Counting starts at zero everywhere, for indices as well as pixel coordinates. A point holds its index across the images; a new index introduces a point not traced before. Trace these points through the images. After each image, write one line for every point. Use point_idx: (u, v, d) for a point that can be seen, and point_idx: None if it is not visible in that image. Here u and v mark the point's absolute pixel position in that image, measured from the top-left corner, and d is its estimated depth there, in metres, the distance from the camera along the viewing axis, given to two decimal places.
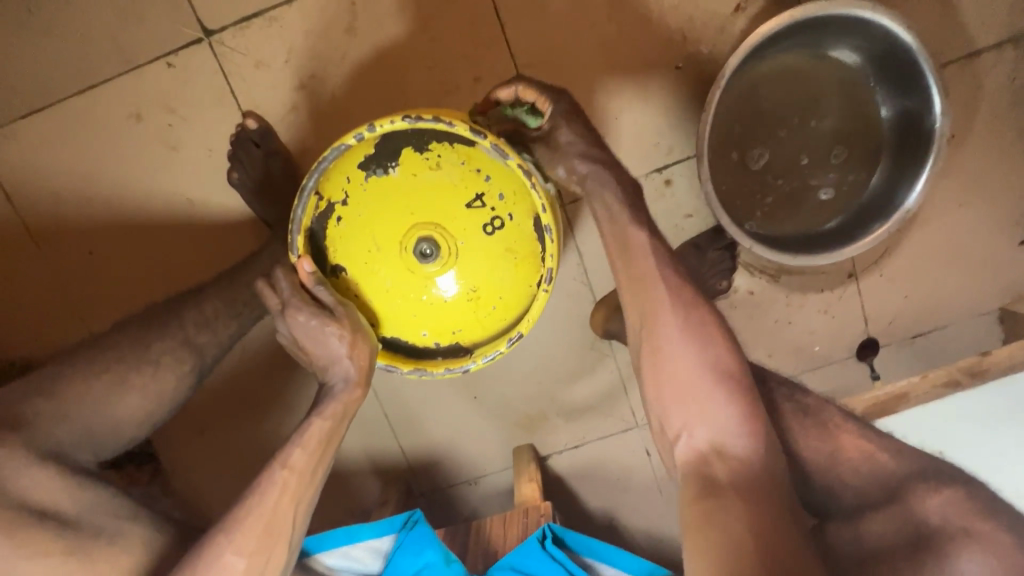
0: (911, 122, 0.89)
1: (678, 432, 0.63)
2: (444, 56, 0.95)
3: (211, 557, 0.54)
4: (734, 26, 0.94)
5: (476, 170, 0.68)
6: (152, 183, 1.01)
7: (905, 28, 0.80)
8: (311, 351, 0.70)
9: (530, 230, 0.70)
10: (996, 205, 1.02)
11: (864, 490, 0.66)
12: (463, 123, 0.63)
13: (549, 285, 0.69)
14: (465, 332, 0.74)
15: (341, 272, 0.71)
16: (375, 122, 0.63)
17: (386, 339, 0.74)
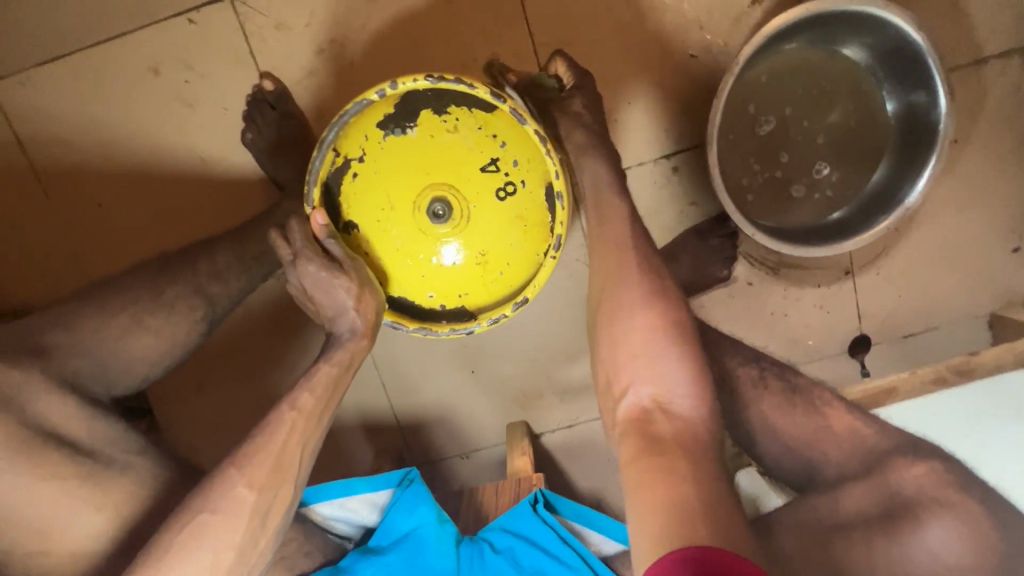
0: (915, 123, 0.91)
1: (625, 389, 0.60)
2: (464, 30, 0.97)
3: (220, 489, 0.56)
4: (751, 18, 0.96)
5: (492, 136, 0.69)
6: (165, 138, 1.02)
7: (914, 27, 0.81)
8: (321, 300, 0.72)
9: (542, 197, 0.71)
10: (992, 212, 1.05)
11: (844, 464, 0.66)
12: (485, 86, 0.65)
13: (556, 252, 0.71)
14: (471, 295, 0.75)
15: (352, 229, 0.73)
16: (398, 79, 0.64)
17: (393, 298, 0.75)
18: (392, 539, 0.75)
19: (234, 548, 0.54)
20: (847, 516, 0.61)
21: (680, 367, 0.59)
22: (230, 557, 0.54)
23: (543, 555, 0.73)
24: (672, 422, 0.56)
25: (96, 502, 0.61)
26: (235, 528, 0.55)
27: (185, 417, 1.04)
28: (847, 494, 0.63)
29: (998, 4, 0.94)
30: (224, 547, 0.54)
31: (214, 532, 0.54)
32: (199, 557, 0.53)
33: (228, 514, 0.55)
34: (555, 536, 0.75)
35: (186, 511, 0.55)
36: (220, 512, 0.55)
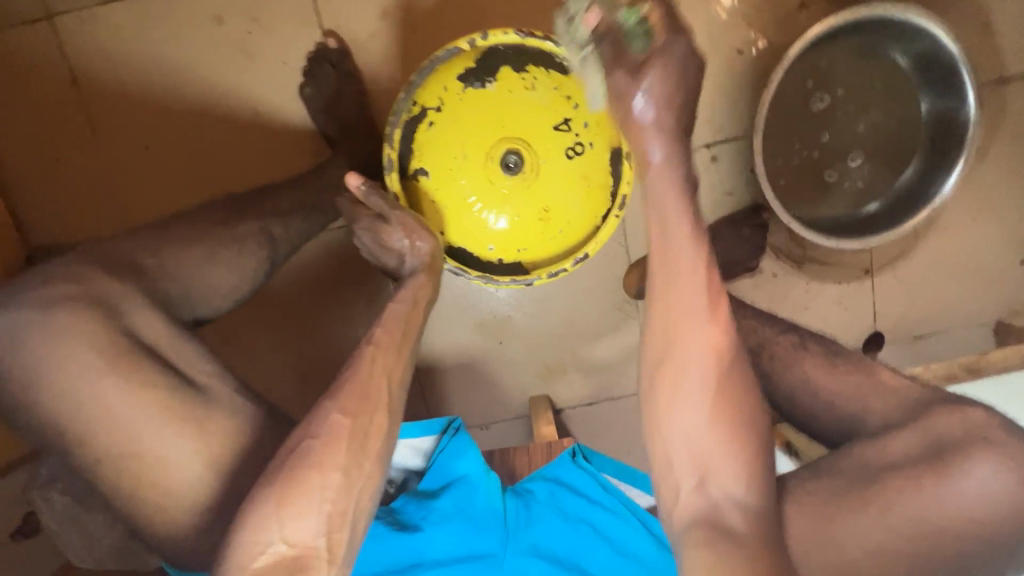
0: (944, 127, 0.98)
1: (688, 474, 0.55)
2: (526, 7, 1.01)
3: (322, 415, 0.59)
4: (796, 21, 1.01)
5: (567, 96, 0.73)
6: (223, 87, 1.04)
7: (948, 34, 0.89)
8: (386, 238, 0.73)
9: (608, 159, 0.75)
10: (1005, 223, 1.11)
11: (890, 415, 0.64)
12: (571, 46, 0.68)
13: (620, 212, 0.74)
14: (529, 251, 0.78)
15: (421, 175, 0.75)
16: (488, 32, 0.67)
17: (452, 249, 0.77)
18: (441, 484, 0.75)
19: (340, 467, 0.56)
20: (890, 460, 0.59)
21: (739, 446, 0.55)
22: (338, 477, 0.56)
23: (587, 501, 0.74)
24: (745, 519, 0.54)
25: (162, 412, 0.62)
26: (337, 450, 0.56)
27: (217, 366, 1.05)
28: (891, 444, 0.61)
29: None
30: (334, 469, 0.56)
31: (325, 457, 0.56)
32: (314, 480, 0.55)
33: (329, 437, 0.57)
34: (598, 484, 0.75)
35: (290, 443, 0.57)
36: (321, 436, 0.57)
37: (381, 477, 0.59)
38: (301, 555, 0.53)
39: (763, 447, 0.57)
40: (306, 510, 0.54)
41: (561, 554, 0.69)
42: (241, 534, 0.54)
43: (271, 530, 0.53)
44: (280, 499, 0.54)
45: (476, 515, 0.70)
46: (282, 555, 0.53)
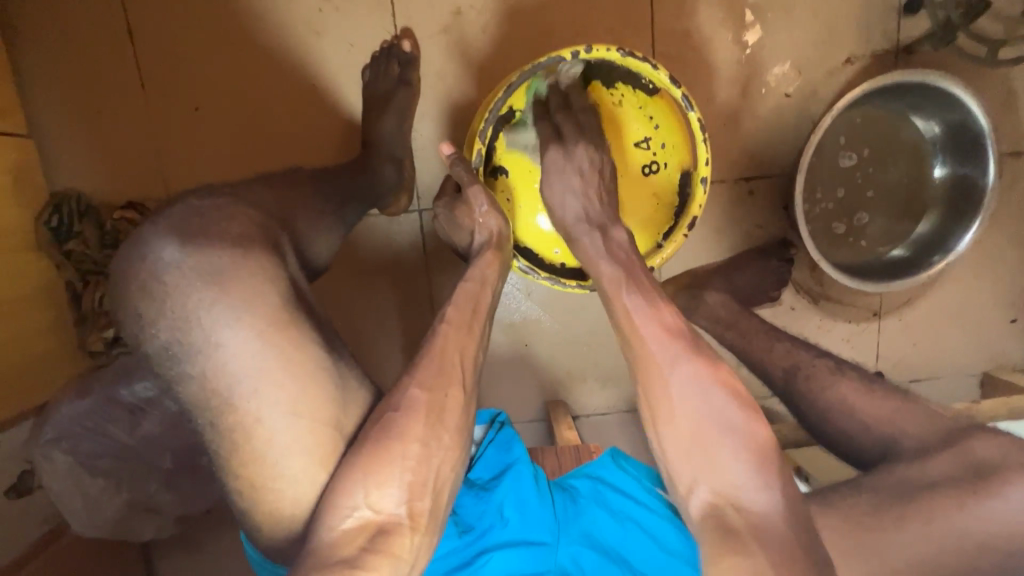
0: (960, 191, 1.06)
1: (690, 487, 0.57)
2: (594, 25, 1.05)
3: (401, 390, 0.61)
4: (841, 73, 1.08)
5: (649, 116, 0.84)
6: (285, 60, 1.04)
7: (976, 103, 0.96)
8: (465, 229, 0.82)
9: (677, 179, 0.85)
10: (1001, 284, 1.21)
11: (921, 437, 0.68)
12: (666, 70, 0.76)
13: (687, 230, 0.84)
14: None
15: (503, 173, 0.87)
16: (592, 45, 0.75)
17: (521, 246, 0.90)
18: (488, 475, 0.78)
19: (417, 438, 0.58)
20: (929, 480, 0.64)
21: (747, 462, 0.56)
22: (416, 447, 0.57)
23: (631, 499, 0.77)
24: (750, 524, 0.53)
25: None
26: (415, 421, 0.58)
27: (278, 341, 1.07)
28: (927, 464, 0.65)
29: None
30: (414, 439, 0.57)
31: (404, 426, 0.58)
32: (396, 447, 0.57)
33: (408, 409, 0.59)
34: (638, 483, 0.79)
35: (375, 413, 0.60)
36: (402, 409, 0.59)
37: (457, 448, 0.61)
38: (384, 522, 0.54)
39: (767, 460, 0.57)
40: (390, 478, 0.55)
41: (608, 546, 0.72)
42: (332, 497, 0.56)
43: (358, 495, 0.55)
44: (366, 464, 0.56)
45: (528, 505, 0.72)
46: (368, 520, 0.54)
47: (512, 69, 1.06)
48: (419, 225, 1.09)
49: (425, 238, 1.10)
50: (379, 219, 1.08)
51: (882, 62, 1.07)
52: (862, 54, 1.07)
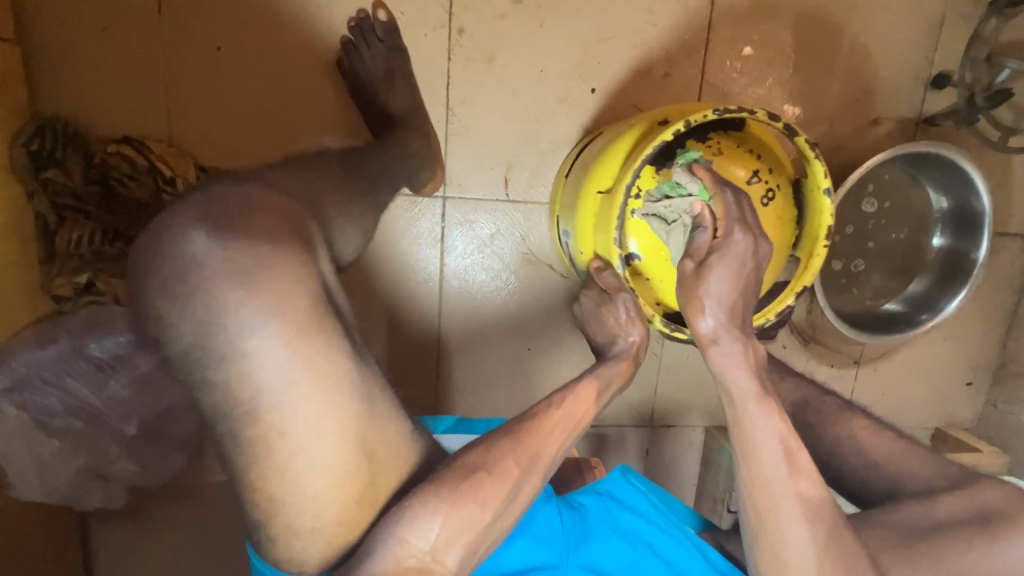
0: (954, 261, 1.12)
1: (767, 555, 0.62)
2: (651, 41, 1.05)
3: (496, 454, 0.61)
4: (867, 132, 1.13)
5: (749, 150, 0.82)
6: (327, 15, 0.97)
7: (979, 177, 1.03)
8: (605, 327, 0.84)
9: (793, 196, 0.84)
10: (965, 350, 1.31)
11: (932, 478, 0.78)
12: (765, 110, 0.74)
13: (826, 241, 0.81)
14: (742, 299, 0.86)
15: (635, 258, 0.82)
16: (690, 117, 0.74)
17: (672, 314, 0.84)
18: None
19: (493, 507, 0.58)
20: (940, 518, 0.73)
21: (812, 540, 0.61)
22: (487, 518, 0.58)
23: (641, 519, 0.79)
24: None
25: None
26: (498, 490, 0.59)
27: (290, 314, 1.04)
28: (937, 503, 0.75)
29: None
30: (484, 505, 0.58)
31: (482, 489, 0.58)
32: (468, 511, 0.57)
33: (496, 479, 0.59)
34: (646, 500, 0.81)
35: (463, 461, 0.60)
36: (493, 474, 0.59)
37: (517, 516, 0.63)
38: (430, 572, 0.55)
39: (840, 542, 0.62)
40: (452, 535, 0.56)
41: (614, 569, 0.73)
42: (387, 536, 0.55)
43: (420, 539, 0.55)
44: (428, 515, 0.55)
45: (531, 524, 0.71)
46: (426, 565, 0.55)
47: (563, 71, 1.04)
48: (441, 211, 1.07)
49: (444, 225, 1.07)
50: (405, 199, 1.05)
51: (904, 129, 1.13)
52: (889, 117, 1.13)
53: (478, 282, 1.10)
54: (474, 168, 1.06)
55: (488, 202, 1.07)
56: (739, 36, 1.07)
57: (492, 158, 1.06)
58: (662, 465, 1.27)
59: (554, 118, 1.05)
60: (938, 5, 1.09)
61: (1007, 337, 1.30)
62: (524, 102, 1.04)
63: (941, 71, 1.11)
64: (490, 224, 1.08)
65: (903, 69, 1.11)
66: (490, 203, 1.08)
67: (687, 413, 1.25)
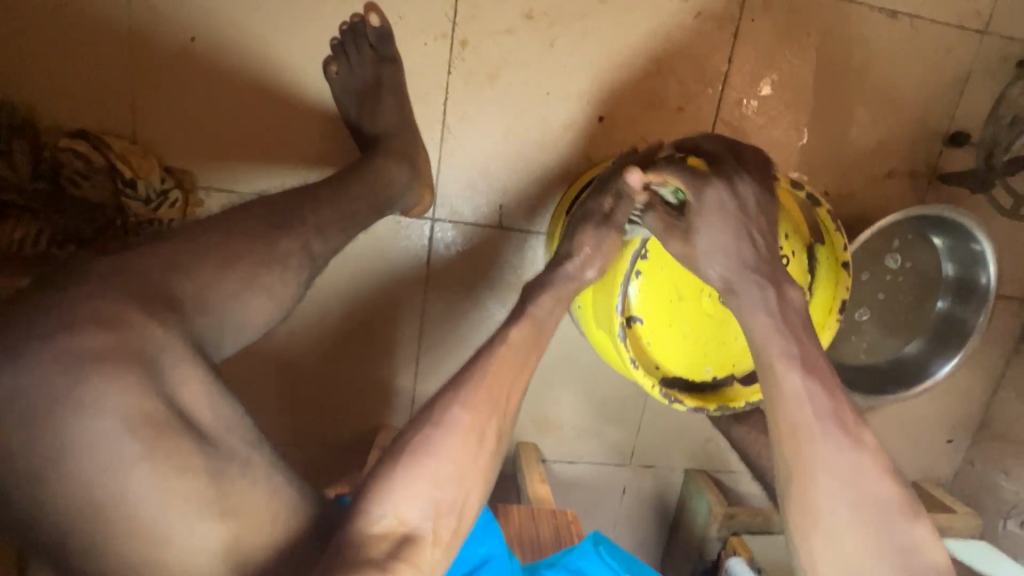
0: (948, 328, 1.07)
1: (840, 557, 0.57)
2: (667, 72, 0.98)
3: (443, 407, 0.61)
4: (878, 185, 1.09)
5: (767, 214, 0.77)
6: (316, 14, 0.88)
7: (989, 244, 0.98)
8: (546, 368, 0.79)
9: (804, 264, 0.80)
10: (949, 408, 1.29)
11: None
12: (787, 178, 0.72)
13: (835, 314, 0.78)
14: (744, 363, 0.81)
15: (638, 321, 0.76)
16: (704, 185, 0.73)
17: (671, 378, 0.79)
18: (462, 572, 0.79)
19: (458, 461, 0.59)
20: None
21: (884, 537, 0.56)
22: (453, 467, 0.59)
23: None
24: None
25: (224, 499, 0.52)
26: (458, 445, 0.60)
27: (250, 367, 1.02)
28: None
29: None
30: (449, 459, 0.59)
31: (443, 444, 0.59)
32: (431, 466, 0.58)
33: (454, 431, 0.60)
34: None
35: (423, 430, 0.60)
36: (447, 428, 0.60)
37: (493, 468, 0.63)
38: (408, 533, 0.56)
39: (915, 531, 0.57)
40: (421, 491, 0.57)
41: None
42: (367, 502, 0.57)
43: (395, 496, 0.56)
44: (400, 476, 0.57)
45: None
46: (393, 529, 0.56)
47: (569, 96, 0.96)
48: (429, 235, 0.99)
49: (431, 249, 1.00)
50: (390, 220, 0.97)
51: (915, 185, 1.09)
52: (901, 171, 1.08)
53: (460, 311, 1.03)
54: (468, 192, 0.98)
55: (479, 228, 1.00)
56: (759, 74, 1.01)
57: (488, 183, 0.98)
58: (637, 506, 1.23)
59: (557, 145, 0.98)
60: (964, 60, 1.04)
61: (994, 398, 1.27)
62: (526, 126, 0.97)
63: (959, 129, 1.07)
64: (480, 251, 1.01)
65: (921, 123, 1.06)
66: (480, 229, 1.00)
67: (668, 454, 1.20)
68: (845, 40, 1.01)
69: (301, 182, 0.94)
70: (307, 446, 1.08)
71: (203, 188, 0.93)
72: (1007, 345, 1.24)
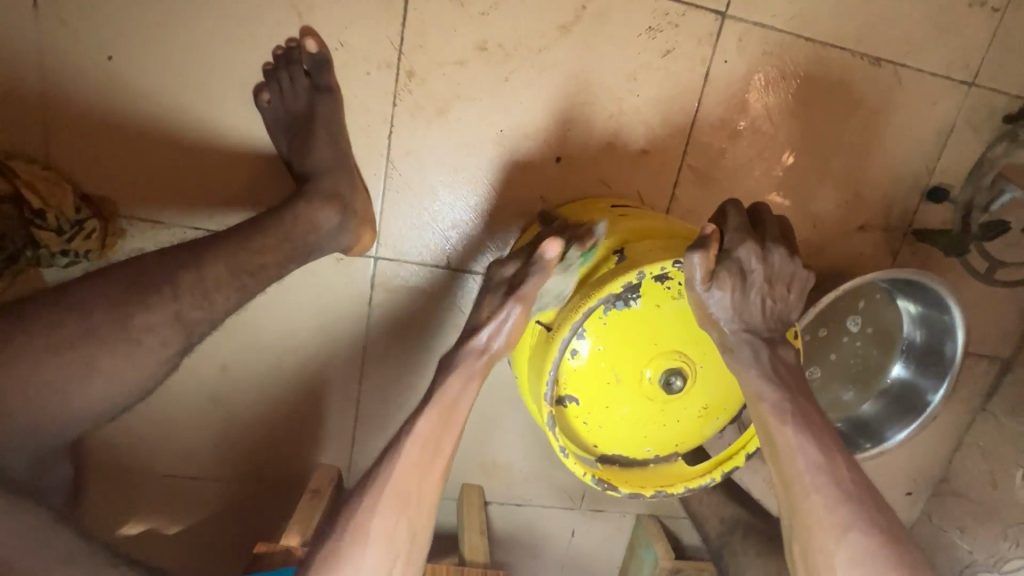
0: (907, 394, 1.04)
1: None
2: (631, 111, 0.91)
3: None
4: (852, 236, 1.03)
5: None
6: (247, 36, 0.80)
7: (959, 315, 0.94)
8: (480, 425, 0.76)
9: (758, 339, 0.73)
10: (913, 462, 1.24)
11: None
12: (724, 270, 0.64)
13: None
14: (686, 442, 0.75)
15: (572, 401, 0.70)
16: (645, 269, 0.63)
17: (606, 454, 0.74)
18: None
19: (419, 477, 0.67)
20: None
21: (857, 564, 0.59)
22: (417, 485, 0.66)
23: None
24: None
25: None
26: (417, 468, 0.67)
27: (178, 405, 0.96)
28: None
29: (998, 320, 1.13)
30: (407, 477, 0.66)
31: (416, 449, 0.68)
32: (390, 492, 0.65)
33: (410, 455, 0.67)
34: None
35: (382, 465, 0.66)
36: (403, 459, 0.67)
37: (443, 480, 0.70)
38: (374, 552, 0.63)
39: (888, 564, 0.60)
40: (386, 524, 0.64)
41: None
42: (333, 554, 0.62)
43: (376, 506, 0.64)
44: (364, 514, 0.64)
45: None
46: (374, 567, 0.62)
47: (525, 134, 0.90)
48: (371, 275, 0.93)
49: (373, 289, 0.94)
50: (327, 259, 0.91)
51: (889, 238, 1.04)
52: (875, 226, 1.03)
53: (401, 351, 0.98)
54: (413, 230, 0.92)
55: (422, 268, 0.94)
56: (730, 116, 0.94)
57: (433, 222, 0.92)
58: (584, 549, 1.19)
59: (509, 185, 0.92)
60: (949, 111, 0.98)
61: (956, 454, 1.24)
62: (476, 163, 0.90)
63: (938, 183, 1.02)
64: (425, 292, 0.95)
65: (900, 176, 1.01)
66: (422, 268, 0.94)
67: (619, 500, 1.16)
68: (823, 85, 0.95)
69: (229, 215, 0.87)
70: (229, 483, 1.02)
71: (123, 219, 0.85)
72: (973, 401, 1.20)
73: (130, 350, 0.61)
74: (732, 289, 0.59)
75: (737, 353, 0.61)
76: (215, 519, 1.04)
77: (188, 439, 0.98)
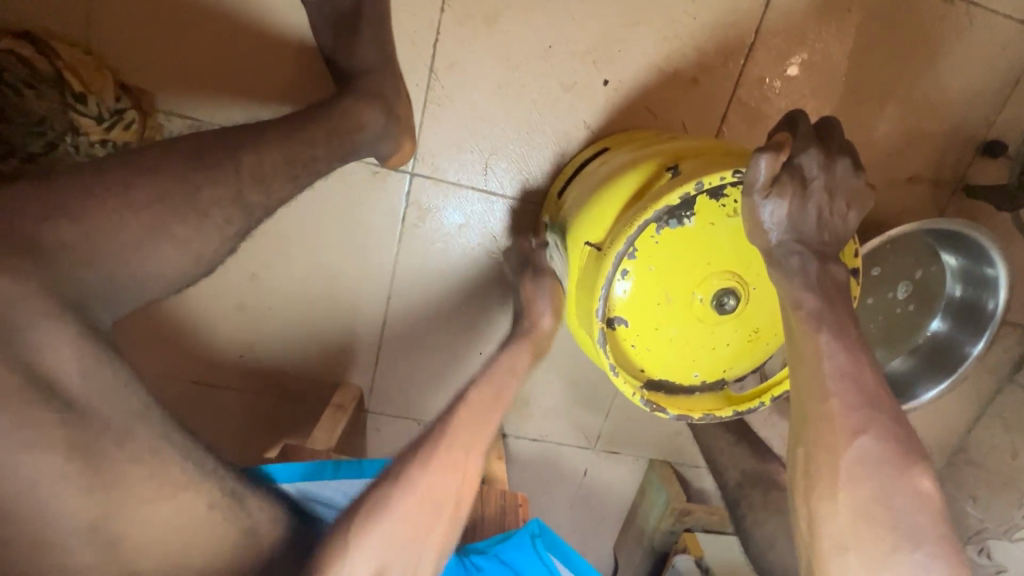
0: (940, 352, 1.02)
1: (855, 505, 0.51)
2: (685, 37, 0.88)
3: None
4: (901, 188, 0.99)
5: None
6: None
7: (1004, 267, 0.92)
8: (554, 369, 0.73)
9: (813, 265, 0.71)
10: (933, 428, 1.23)
11: None
12: None
13: None
14: (733, 368, 0.74)
15: (621, 323, 0.69)
16: (703, 179, 0.61)
17: (654, 380, 0.73)
18: None
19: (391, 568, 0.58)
20: None
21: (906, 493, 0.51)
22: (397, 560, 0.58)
23: None
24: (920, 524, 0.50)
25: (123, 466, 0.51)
26: (415, 511, 0.59)
27: (209, 311, 0.97)
28: None
29: None
30: (404, 518, 0.59)
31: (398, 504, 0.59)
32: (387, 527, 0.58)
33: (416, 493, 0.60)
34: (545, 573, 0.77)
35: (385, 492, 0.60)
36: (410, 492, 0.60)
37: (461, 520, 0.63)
38: None
39: None
40: (371, 554, 0.57)
41: None
42: None
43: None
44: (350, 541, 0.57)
45: None
46: None
47: (574, 51, 0.87)
48: (407, 192, 0.92)
49: (408, 207, 0.93)
50: (365, 171, 0.90)
51: (938, 192, 1.00)
52: (925, 178, 0.99)
53: (436, 272, 0.97)
54: (453, 147, 0.90)
55: (462, 189, 0.93)
56: (788, 49, 0.90)
57: (475, 139, 0.90)
58: (596, 488, 1.20)
59: (554, 105, 0.89)
60: (1016, 61, 0.94)
61: (977, 424, 1.22)
62: (522, 79, 0.87)
63: (996, 138, 0.98)
64: (461, 213, 0.94)
65: (958, 126, 0.97)
66: (462, 188, 0.93)
67: (634, 443, 1.17)
68: (889, 21, 0.90)
69: (271, 115, 0.86)
70: (255, 395, 1.04)
71: (164, 113, 0.85)
72: (1001, 371, 1.18)
73: (199, 222, 0.60)
74: (791, 198, 0.57)
75: (784, 267, 0.59)
76: (240, 430, 1.06)
77: (217, 346, 0.99)
